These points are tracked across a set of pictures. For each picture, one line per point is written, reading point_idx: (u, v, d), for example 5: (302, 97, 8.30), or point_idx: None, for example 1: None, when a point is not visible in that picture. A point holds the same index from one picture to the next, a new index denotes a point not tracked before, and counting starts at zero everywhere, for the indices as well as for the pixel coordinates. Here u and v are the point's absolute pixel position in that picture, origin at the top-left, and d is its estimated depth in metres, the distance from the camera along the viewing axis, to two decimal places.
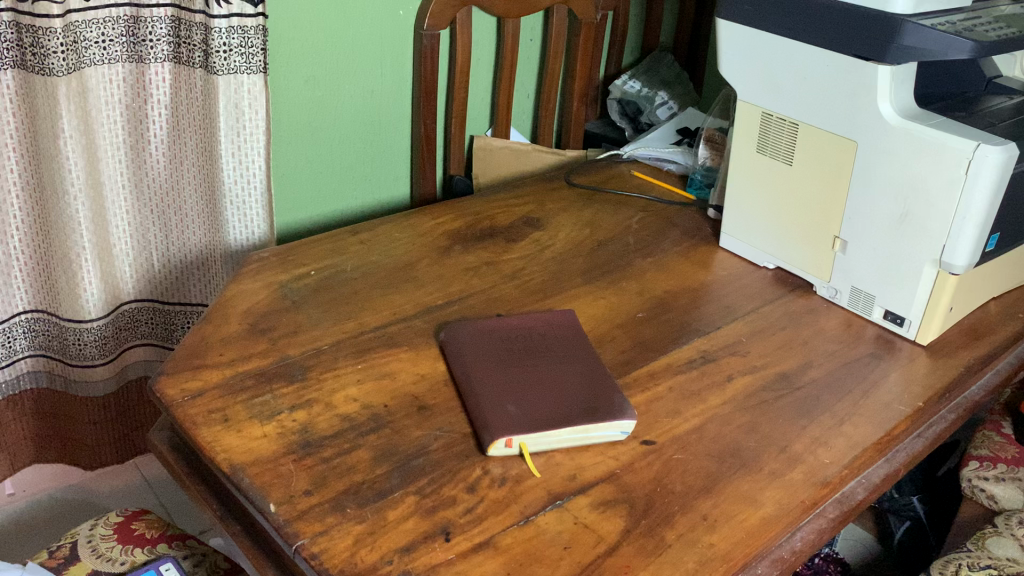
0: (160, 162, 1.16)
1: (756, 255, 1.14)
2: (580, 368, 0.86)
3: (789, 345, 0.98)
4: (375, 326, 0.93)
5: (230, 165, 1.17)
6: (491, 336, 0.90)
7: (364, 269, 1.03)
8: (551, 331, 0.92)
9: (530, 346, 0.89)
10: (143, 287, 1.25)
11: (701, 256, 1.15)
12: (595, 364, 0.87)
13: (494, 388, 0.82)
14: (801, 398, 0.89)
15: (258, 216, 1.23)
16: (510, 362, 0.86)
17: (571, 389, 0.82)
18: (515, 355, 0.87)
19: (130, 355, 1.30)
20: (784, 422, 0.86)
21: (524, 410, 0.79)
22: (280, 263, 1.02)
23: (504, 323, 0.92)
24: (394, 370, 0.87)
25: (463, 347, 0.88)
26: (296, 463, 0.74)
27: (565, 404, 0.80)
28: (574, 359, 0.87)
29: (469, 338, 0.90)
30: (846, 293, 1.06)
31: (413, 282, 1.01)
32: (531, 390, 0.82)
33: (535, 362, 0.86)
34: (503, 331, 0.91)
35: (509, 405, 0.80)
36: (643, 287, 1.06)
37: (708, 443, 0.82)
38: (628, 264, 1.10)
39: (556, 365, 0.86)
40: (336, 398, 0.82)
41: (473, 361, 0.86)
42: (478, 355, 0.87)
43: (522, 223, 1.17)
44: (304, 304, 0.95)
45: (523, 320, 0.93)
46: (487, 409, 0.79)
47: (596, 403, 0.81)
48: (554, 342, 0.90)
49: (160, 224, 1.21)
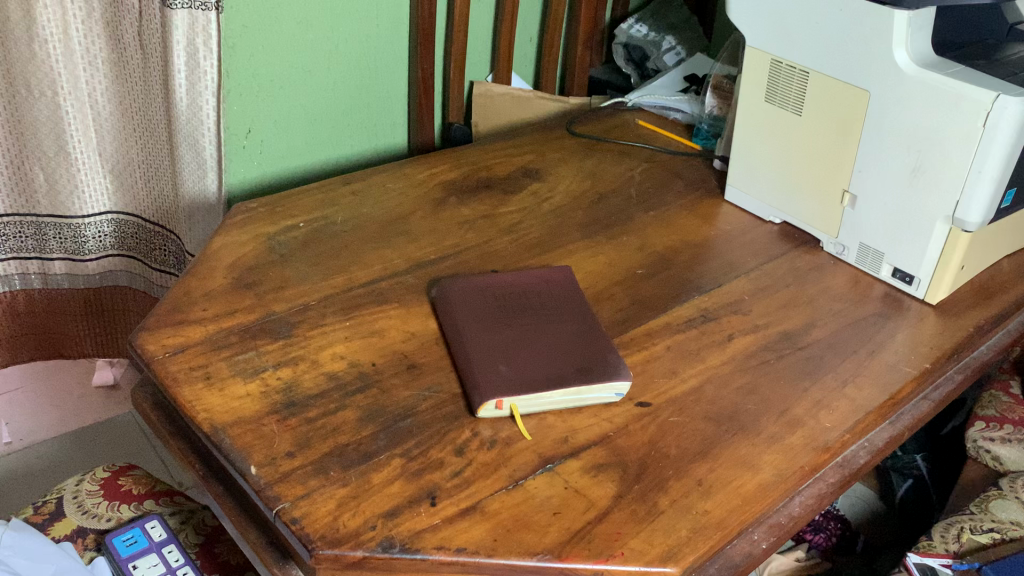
0: (137, 82, 1.15)
1: (762, 209, 1.11)
2: (573, 326, 0.83)
3: (792, 304, 0.95)
4: (366, 281, 0.90)
5: (185, 104, 1.10)
6: (484, 295, 0.87)
7: (356, 221, 0.99)
8: (546, 289, 0.88)
9: (523, 305, 0.86)
10: (125, 201, 1.26)
11: (704, 210, 1.11)
12: (590, 322, 0.84)
13: (487, 348, 0.79)
14: (803, 359, 0.87)
15: (211, 162, 1.14)
16: (502, 321, 0.83)
17: (565, 349, 0.80)
18: (507, 313, 0.84)
19: (111, 263, 1.31)
20: (787, 384, 0.83)
21: (519, 371, 0.77)
22: (268, 215, 0.99)
23: (498, 281, 0.89)
24: (383, 327, 0.84)
25: (455, 304, 0.85)
26: (279, 423, 0.72)
27: (557, 365, 0.78)
28: (568, 317, 0.85)
29: (461, 297, 0.86)
30: (854, 250, 1.02)
31: (406, 236, 0.98)
32: (525, 351, 0.79)
33: (530, 321, 0.83)
34: (496, 289, 0.88)
35: (502, 366, 0.77)
36: (643, 243, 1.02)
37: (706, 405, 0.79)
38: (629, 218, 1.07)
39: (551, 324, 0.83)
40: (321, 357, 0.80)
41: (465, 319, 0.83)
42: (470, 312, 0.84)
43: (520, 174, 1.14)
44: (294, 258, 0.92)
45: (517, 278, 0.90)
46: (479, 370, 0.77)
47: (590, 362, 0.78)
48: (550, 300, 0.87)
49: (139, 143, 1.21)
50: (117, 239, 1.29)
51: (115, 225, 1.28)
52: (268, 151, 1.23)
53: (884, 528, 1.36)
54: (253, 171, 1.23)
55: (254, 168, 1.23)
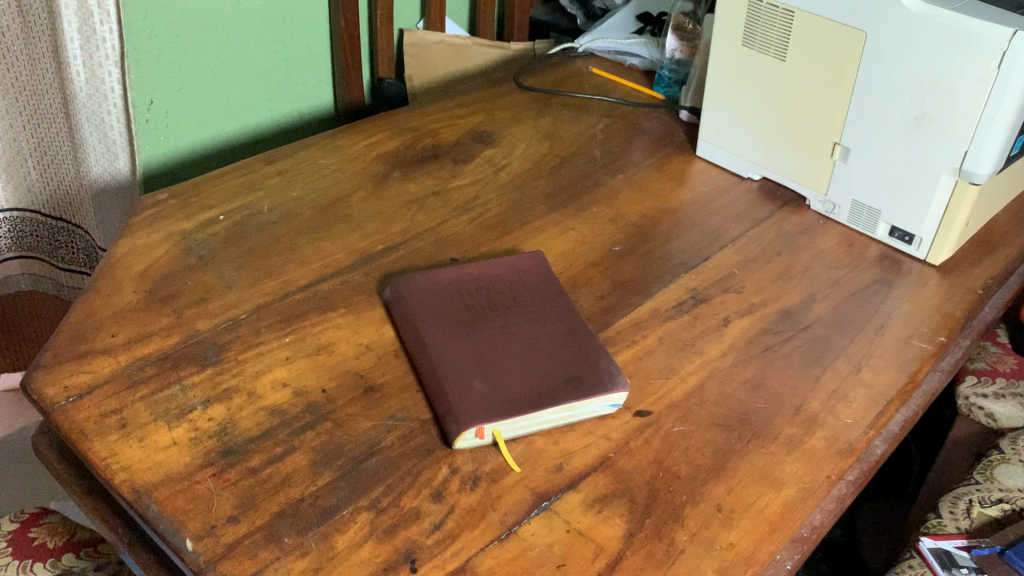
0: (18, 56, 0.96)
1: (740, 165, 1.00)
2: (554, 325, 0.72)
3: (787, 275, 0.85)
4: (305, 283, 0.77)
5: (82, 78, 0.94)
6: (447, 293, 0.74)
7: (286, 209, 0.85)
8: (518, 280, 0.76)
9: (494, 302, 0.73)
10: (17, 197, 1.07)
11: (676, 169, 1.00)
12: (573, 319, 0.73)
13: (457, 360, 0.67)
14: (809, 341, 0.77)
15: (121, 140, 1.01)
16: (471, 325, 0.71)
17: (549, 356, 0.68)
18: (476, 315, 0.72)
19: (10, 267, 1.13)
20: (797, 373, 0.74)
21: (498, 389, 0.65)
22: (181, 207, 0.84)
23: (461, 275, 0.76)
24: (331, 341, 0.72)
25: (415, 306, 0.73)
26: (216, 479, 0.60)
27: (541, 378, 0.66)
28: (547, 315, 0.73)
29: (421, 296, 0.74)
30: (846, 208, 0.92)
31: (346, 223, 0.85)
32: (501, 363, 0.67)
33: (504, 324, 0.71)
34: (460, 285, 0.75)
35: (477, 383, 0.65)
36: (615, 214, 0.91)
37: (712, 408, 0.69)
38: (595, 185, 0.95)
39: (528, 325, 0.71)
40: (260, 386, 0.67)
41: (427, 325, 0.71)
42: (433, 315, 0.72)
43: (469, 139, 1.00)
44: (216, 261, 0.78)
45: (483, 269, 0.77)
46: (450, 390, 0.65)
47: (578, 372, 0.67)
48: (524, 295, 0.75)
49: (28, 128, 1.02)
50: (14, 240, 1.11)
51: (11, 225, 1.09)
52: (175, 124, 1.07)
53: (864, 500, 1.36)
54: (160, 147, 1.07)
55: (162, 143, 1.07)
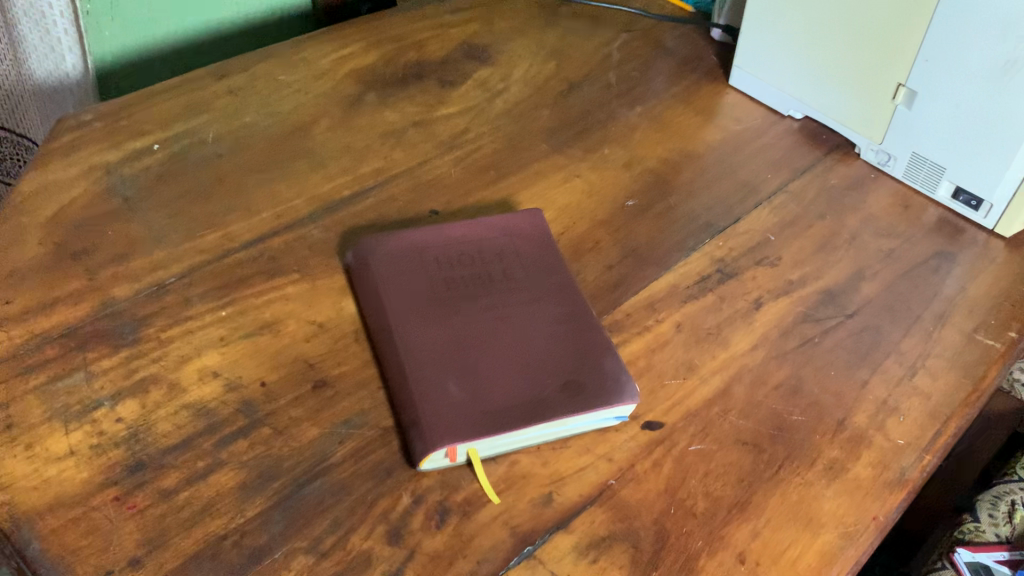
0: None
1: (780, 99, 0.84)
2: (551, 311, 0.59)
3: (831, 244, 0.71)
4: (251, 238, 0.63)
5: None
6: (422, 261, 0.61)
7: (234, 139, 0.71)
8: (511, 248, 0.63)
9: (479, 277, 0.60)
10: None
11: (703, 102, 0.85)
12: (574, 303, 0.60)
13: (429, 353, 0.55)
14: (855, 333, 0.64)
15: (67, 35, 0.87)
16: (449, 307, 0.58)
17: (543, 353, 0.56)
18: (456, 293, 0.59)
19: None
20: (840, 376, 0.61)
21: (476, 396, 0.52)
22: (108, 133, 0.69)
23: (441, 238, 0.63)
24: (278, 317, 0.59)
25: (382, 277, 0.59)
26: (119, 505, 0.48)
27: (531, 384, 0.54)
28: (542, 296, 0.60)
29: (390, 265, 0.60)
30: (903, 161, 0.78)
31: (307, 160, 0.70)
32: (483, 360, 0.55)
33: (490, 307, 0.58)
34: (440, 252, 0.62)
35: (451, 386, 0.53)
36: (630, 159, 0.77)
37: (738, 420, 0.57)
38: (607, 121, 0.81)
39: (519, 310, 0.58)
40: (185, 376, 0.54)
41: (396, 302, 0.58)
42: (403, 290, 0.58)
43: (462, 55, 0.85)
44: (144, 206, 0.64)
45: (468, 232, 0.64)
46: (417, 393, 0.52)
47: (577, 376, 0.55)
48: (516, 268, 0.61)
49: None
50: None
51: None
52: (122, 17, 0.90)
53: None
54: (103, 44, 0.91)
55: (106, 40, 0.91)
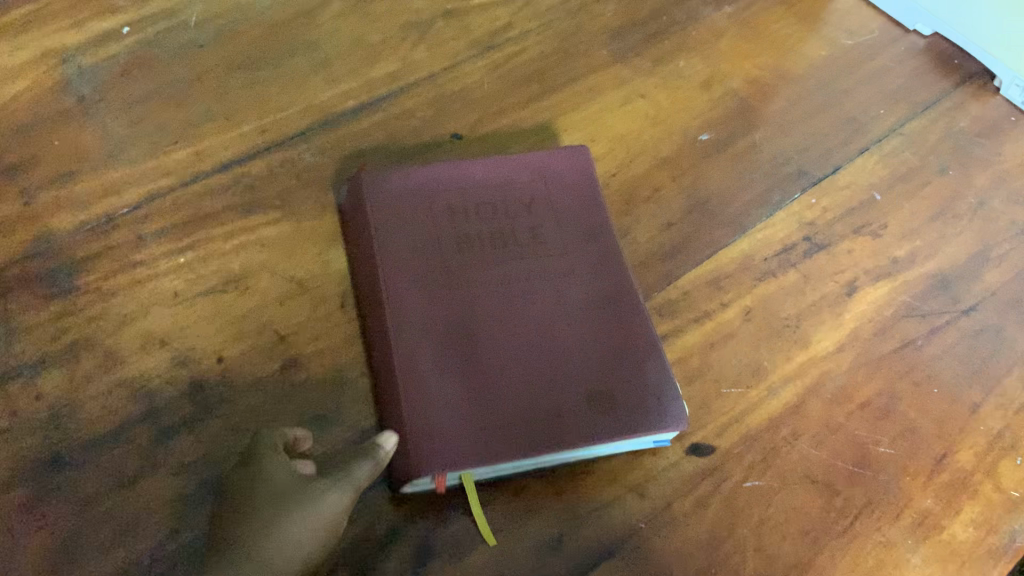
0: None
1: (907, 10, 0.67)
2: (586, 290, 0.47)
3: (952, 209, 0.57)
4: (228, 160, 0.51)
5: None
6: (432, 205, 0.48)
7: (222, 24, 0.57)
8: (545, 196, 0.50)
9: (501, 236, 0.48)
10: None
11: (808, 6, 0.68)
12: (617, 280, 0.48)
13: (427, 342, 0.43)
14: (971, 336, 0.51)
15: None
16: (458, 278, 0.46)
17: (569, 355, 0.44)
18: (469, 257, 0.47)
19: None
20: (944, 398, 0.49)
21: (480, 408, 0.42)
22: (68, 5, 0.56)
23: (460, 172, 0.49)
24: (249, 270, 0.48)
25: (379, 223, 0.47)
26: (28, 515, 0.39)
27: (550, 395, 0.43)
28: (578, 268, 0.48)
29: (391, 206, 0.47)
30: None
31: (307, 58, 0.57)
32: (493, 358, 0.44)
33: (510, 280, 0.46)
34: (456, 193, 0.49)
35: (449, 391, 0.42)
36: (710, 76, 0.61)
37: (809, 449, 0.46)
38: (686, 22, 0.64)
39: (546, 286, 0.46)
40: (126, 343, 0.44)
41: (393, 262, 0.45)
42: (404, 246, 0.46)
43: None
44: (102, 109, 0.52)
45: (495, 167, 0.50)
46: (407, 394, 0.42)
47: (607, 389, 0.44)
48: (549, 226, 0.49)
49: None
50: None
51: None
52: None
53: None
54: None
55: None
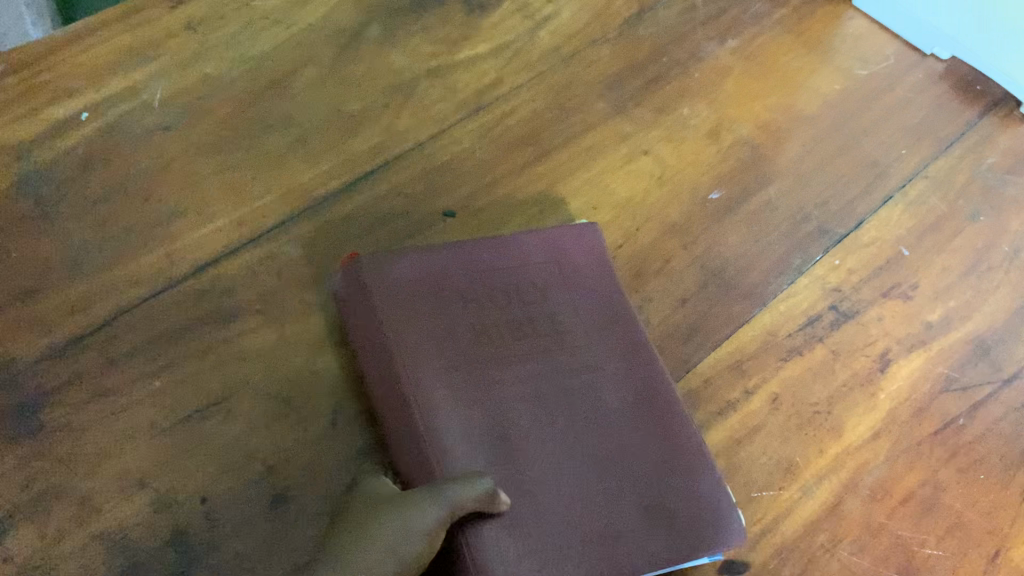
0: None
1: (923, 33, 0.62)
2: (619, 386, 0.43)
3: (987, 261, 0.53)
4: (203, 262, 0.47)
5: None
6: (444, 291, 0.43)
7: (188, 103, 0.53)
8: (558, 279, 0.45)
9: (520, 326, 0.43)
10: None
11: (817, 31, 0.63)
12: (649, 373, 0.43)
13: (464, 457, 0.38)
14: (1017, 410, 0.47)
15: None
16: (485, 378, 0.41)
17: (613, 461, 0.40)
18: (492, 353, 0.42)
19: None
20: (993, 484, 0.45)
21: (531, 533, 0.37)
22: (19, 92, 0.52)
23: (470, 255, 0.44)
24: (231, 390, 0.44)
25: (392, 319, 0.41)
26: None
27: (602, 511, 0.38)
28: (608, 360, 0.43)
29: (402, 298, 0.42)
30: None
31: (283, 136, 0.53)
32: (535, 471, 0.39)
33: (540, 378, 0.42)
34: (470, 279, 0.44)
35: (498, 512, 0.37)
36: (716, 124, 0.57)
37: (850, 556, 0.42)
38: (689, 60, 0.60)
39: (578, 385, 0.42)
40: (100, 487, 0.40)
41: (415, 364, 0.40)
42: (423, 344, 0.41)
43: None
44: (63, 212, 0.48)
45: (506, 247, 0.45)
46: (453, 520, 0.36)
47: (658, 500, 0.40)
48: (569, 315, 0.44)
49: None
50: None
51: None
52: None
53: None
54: None
55: None
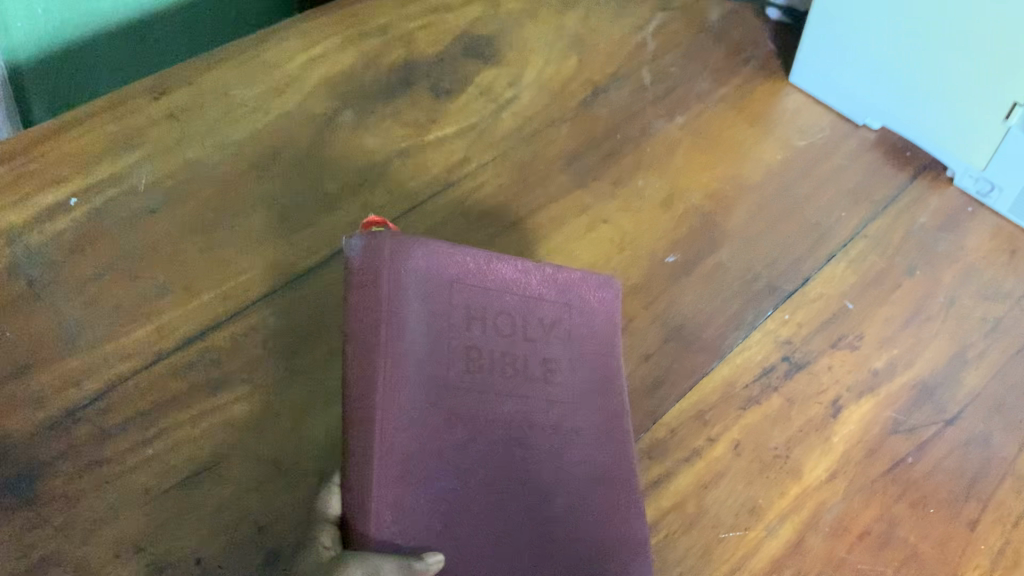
0: None
1: (856, 105, 0.68)
2: (587, 457, 0.43)
3: (924, 311, 0.57)
4: (191, 334, 0.50)
5: None
6: (450, 305, 0.40)
7: (173, 186, 0.56)
8: (556, 323, 0.45)
9: (512, 362, 0.42)
10: None
11: (757, 107, 0.68)
12: (620, 453, 0.44)
13: (427, 482, 0.37)
14: (960, 447, 0.51)
15: None
16: (467, 406, 0.39)
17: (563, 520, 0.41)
18: (481, 384, 0.40)
19: None
20: (943, 517, 0.48)
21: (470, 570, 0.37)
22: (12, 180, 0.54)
23: (486, 277, 0.42)
24: (221, 455, 0.46)
25: (397, 318, 0.38)
26: None
27: (537, 572, 0.39)
28: (583, 428, 0.44)
29: (411, 298, 0.39)
30: (1011, 195, 0.61)
31: (264, 216, 0.56)
32: (493, 514, 0.39)
33: (521, 421, 0.41)
34: (477, 297, 0.41)
35: (435, 541, 0.37)
36: (669, 193, 0.61)
37: None
38: (641, 137, 0.64)
39: (550, 443, 0.42)
40: (97, 553, 0.42)
41: (406, 375, 0.38)
42: (416, 356, 0.38)
43: (460, 48, 0.67)
44: (56, 292, 0.50)
45: (521, 273, 0.43)
46: (385, 530, 0.36)
47: None
48: (557, 359, 0.44)
49: None
50: None
51: None
52: None
53: None
54: None
55: None
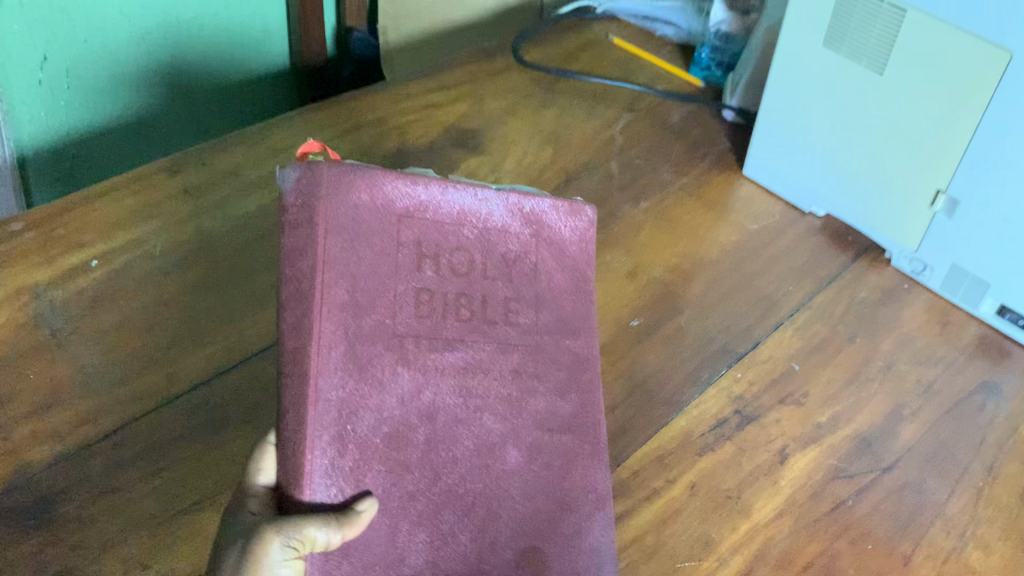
0: None
1: (802, 195, 0.75)
2: (545, 403, 0.46)
3: (864, 374, 0.63)
4: (198, 381, 0.55)
5: None
6: (397, 236, 0.41)
7: (186, 251, 0.62)
8: (515, 266, 0.46)
9: (464, 300, 0.43)
10: None
11: (714, 195, 0.76)
12: (575, 409, 0.47)
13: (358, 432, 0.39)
14: (896, 492, 0.56)
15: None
16: (414, 349, 0.41)
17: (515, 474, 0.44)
18: (430, 327, 0.41)
19: None
20: (880, 552, 0.52)
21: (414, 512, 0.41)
22: (41, 244, 0.60)
23: (435, 215, 0.43)
24: (222, 485, 0.50)
25: (335, 258, 0.39)
26: None
27: (483, 520, 0.43)
28: (544, 376, 0.46)
29: (349, 237, 0.39)
30: (940, 272, 0.68)
31: (267, 278, 0.61)
32: (443, 460, 0.42)
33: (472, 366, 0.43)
34: (430, 234, 0.42)
35: (375, 491, 0.40)
36: (634, 267, 0.68)
37: None
38: (609, 218, 0.71)
39: (509, 390, 0.44)
40: (106, 569, 0.46)
41: (336, 322, 0.39)
42: (352, 301, 0.39)
43: (448, 139, 0.75)
44: (76, 342, 0.55)
45: (477, 206, 0.44)
46: (319, 490, 0.39)
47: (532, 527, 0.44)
48: (517, 304, 0.46)
49: None
50: None
51: None
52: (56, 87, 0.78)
53: None
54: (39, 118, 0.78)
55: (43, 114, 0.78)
